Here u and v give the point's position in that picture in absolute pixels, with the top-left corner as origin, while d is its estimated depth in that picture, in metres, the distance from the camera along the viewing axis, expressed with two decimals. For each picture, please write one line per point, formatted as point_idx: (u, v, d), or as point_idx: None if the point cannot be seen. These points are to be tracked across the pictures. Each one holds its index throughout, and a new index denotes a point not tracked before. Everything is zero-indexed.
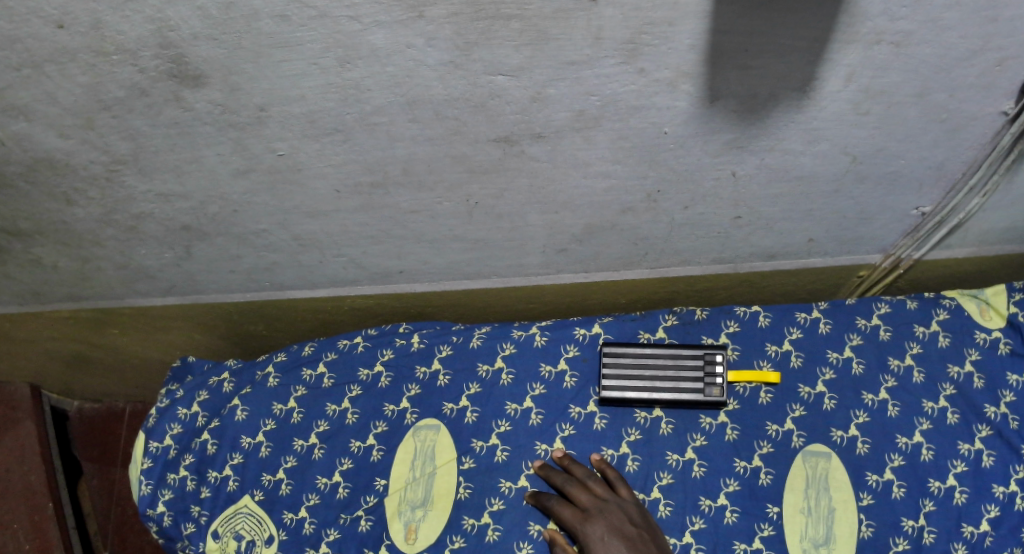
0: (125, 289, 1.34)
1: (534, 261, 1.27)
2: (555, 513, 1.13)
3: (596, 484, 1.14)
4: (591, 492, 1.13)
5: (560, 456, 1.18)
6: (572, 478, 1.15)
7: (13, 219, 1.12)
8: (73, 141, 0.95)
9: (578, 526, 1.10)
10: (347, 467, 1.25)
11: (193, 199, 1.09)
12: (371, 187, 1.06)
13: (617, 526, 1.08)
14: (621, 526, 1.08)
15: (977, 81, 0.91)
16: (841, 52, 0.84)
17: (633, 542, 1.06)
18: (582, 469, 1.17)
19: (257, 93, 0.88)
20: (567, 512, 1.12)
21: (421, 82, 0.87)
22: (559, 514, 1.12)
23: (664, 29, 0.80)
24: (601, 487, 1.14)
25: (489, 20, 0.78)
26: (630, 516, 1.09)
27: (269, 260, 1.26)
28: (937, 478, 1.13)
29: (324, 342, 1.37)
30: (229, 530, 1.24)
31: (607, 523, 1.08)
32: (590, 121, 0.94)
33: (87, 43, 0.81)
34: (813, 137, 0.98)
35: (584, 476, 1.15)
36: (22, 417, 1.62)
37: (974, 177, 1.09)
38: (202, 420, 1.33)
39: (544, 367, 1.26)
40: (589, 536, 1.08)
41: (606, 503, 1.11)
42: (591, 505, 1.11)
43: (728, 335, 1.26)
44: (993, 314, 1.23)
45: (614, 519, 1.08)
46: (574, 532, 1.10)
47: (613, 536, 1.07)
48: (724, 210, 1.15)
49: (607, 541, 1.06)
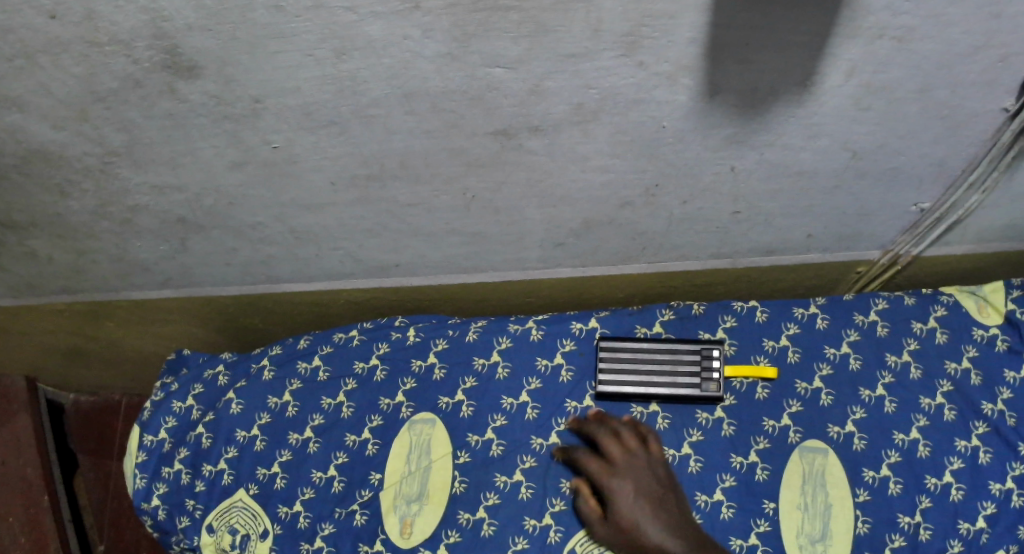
0: (121, 282, 1.34)
1: (532, 255, 1.27)
2: (581, 464, 1.13)
3: (629, 438, 1.14)
4: (621, 445, 1.13)
5: (598, 411, 1.19)
6: (605, 430, 1.15)
7: (8, 211, 1.11)
8: (68, 133, 0.94)
9: (602, 481, 1.10)
10: (343, 461, 1.24)
11: (189, 192, 1.08)
12: (367, 179, 1.06)
13: (644, 487, 1.08)
14: (649, 486, 1.08)
15: (979, 77, 0.91)
16: (843, 46, 0.83)
17: (659, 503, 1.07)
18: (617, 422, 1.17)
19: (252, 84, 0.87)
20: (594, 466, 1.12)
21: (419, 74, 0.86)
22: (586, 465, 1.13)
23: (664, 22, 0.79)
24: (633, 441, 1.14)
25: (488, 11, 0.78)
26: (658, 478, 1.10)
27: (265, 253, 1.25)
28: (933, 475, 1.13)
29: (320, 335, 1.36)
30: (224, 524, 1.24)
31: (634, 482, 1.09)
32: (589, 114, 0.93)
33: (81, 33, 0.80)
34: (813, 132, 0.98)
35: (618, 428, 1.15)
36: (17, 410, 1.63)
37: (974, 174, 1.08)
38: (198, 414, 1.32)
39: (541, 362, 1.26)
40: (614, 490, 1.08)
41: (634, 459, 1.11)
42: (620, 458, 1.12)
43: (726, 330, 1.26)
44: (991, 311, 1.23)
45: (641, 479, 1.09)
46: (599, 486, 1.10)
47: (639, 496, 1.07)
48: (723, 205, 1.14)
49: (632, 500, 1.07)
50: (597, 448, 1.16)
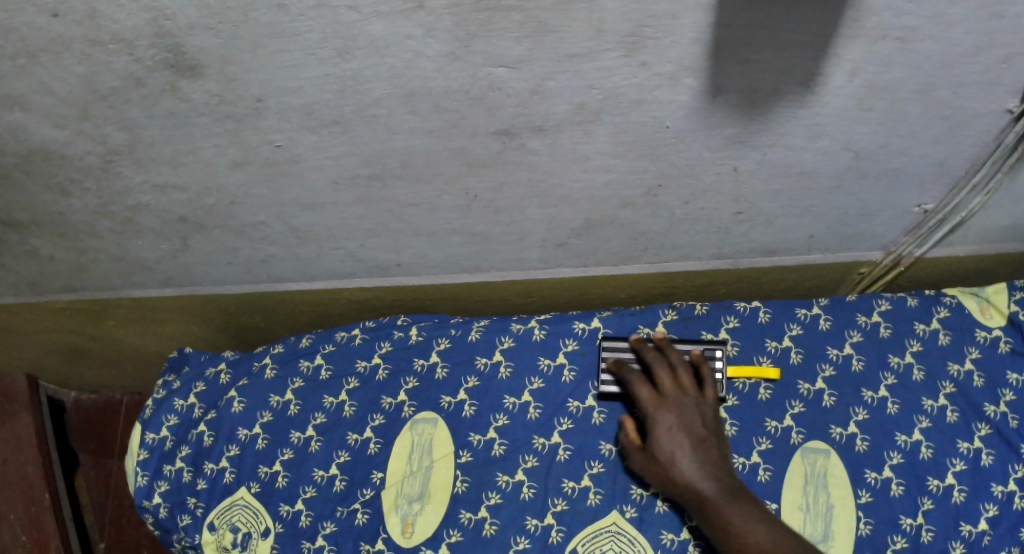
0: (122, 281, 1.34)
1: (533, 255, 1.26)
2: (632, 389, 1.14)
3: (684, 374, 1.13)
4: (676, 381, 1.13)
5: (662, 338, 1.19)
6: (663, 363, 1.15)
7: (9, 210, 1.11)
8: (69, 132, 0.94)
9: (648, 410, 1.10)
10: (344, 460, 1.24)
11: (190, 191, 1.08)
12: (368, 179, 1.05)
13: (688, 423, 1.08)
14: (692, 424, 1.07)
15: (982, 78, 0.90)
16: (847, 47, 0.83)
17: (701, 442, 1.06)
18: (677, 357, 1.16)
19: (254, 84, 0.87)
20: (644, 394, 1.12)
21: (420, 74, 0.86)
22: (636, 392, 1.13)
23: (666, 22, 0.79)
24: (689, 380, 1.13)
25: (491, 11, 0.77)
26: (704, 419, 1.08)
27: (267, 252, 1.25)
28: (935, 477, 1.13)
29: (322, 334, 1.36)
30: (226, 522, 1.24)
31: (677, 417, 1.08)
32: (591, 114, 0.93)
33: (83, 32, 0.80)
34: (815, 132, 0.97)
35: (676, 363, 1.15)
36: (19, 409, 1.63)
37: (977, 175, 1.08)
38: (200, 413, 1.32)
39: (543, 362, 1.26)
40: (656, 421, 1.09)
41: (685, 397, 1.11)
42: (671, 392, 1.11)
43: (728, 331, 1.26)
44: (994, 312, 1.22)
45: (688, 416, 1.08)
46: (645, 414, 1.11)
47: (681, 430, 1.07)
48: (725, 206, 1.14)
49: (674, 433, 1.07)
50: (652, 378, 1.16)
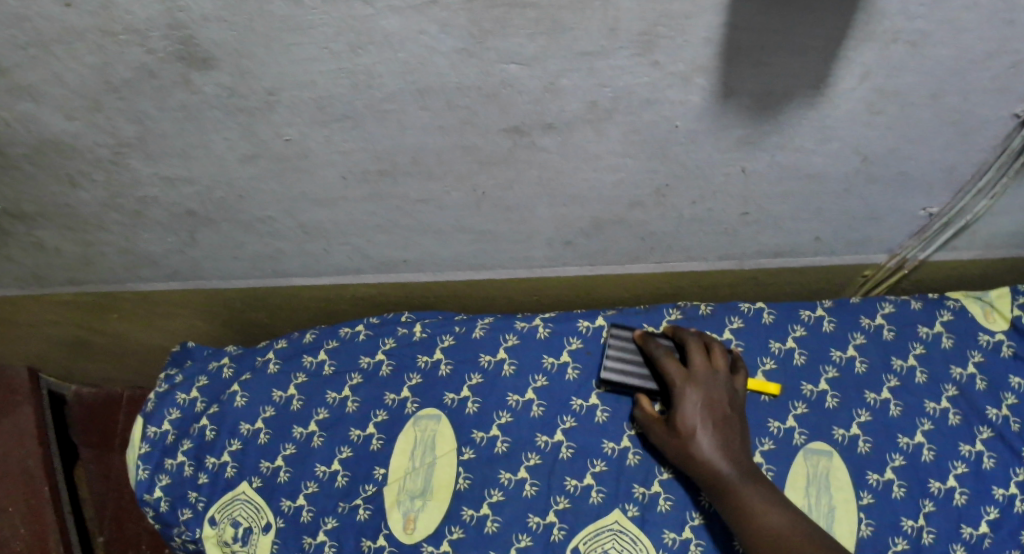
0: (129, 274, 1.34)
1: (540, 253, 1.27)
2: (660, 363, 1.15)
3: (717, 356, 1.14)
4: (709, 360, 1.13)
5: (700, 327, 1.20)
6: (697, 342, 1.16)
7: (17, 201, 1.11)
8: (80, 123, 0.95)
9: (676, 382, 1.11)
10: (347, 456, 1.24)
11: (199, 184, 1.08)
12: (379, 175, 1.06)
13: (714, 401, 1.08)
14: (718, 403, 1.08)
15: (992, 83, 0.91)
16: (858, 49, 0.84)
17: (724, 422, 1.07)
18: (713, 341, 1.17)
19: (267, 77, 0.88)
20: (672, 367, 1.13)
21: (434, 70, 0.86)
22: (665, 365, 1.14)
23: (680, 22, 0.79)
24: (722, 362, 1.13)
25: (505, 8, 0.78)
26: (729, 401, 1.09)
27: (274, 247, 1.25)
28: (938, 480, 1.13)
29: (327, 330, 1.36)
30: (227, 517, 1.24)
31: (704, 394, 1.09)
32: (603, 113, 0.93)
33: (98, 23, 0.80)
34: (825, 135, 0.98)
35: (710, 344, 1.16)
36: (21, 401, 1.63)
37: (983, 179, 1.09)
38: (202, 407, 1.33)
39: (547, 359, 1.26)
40: (683, 394, 1.09)
41: (715, 377, 1.11)
42: (702, 369, 1.12)
43: (732, 331, 1.25)
44: (997, 316, 1.24)
45: (715, 395, 1.09)
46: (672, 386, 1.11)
47: (707, 407, 1.07)
48: (733, 207, 1.14)
49: (699, 409, 1.07)
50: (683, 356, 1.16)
